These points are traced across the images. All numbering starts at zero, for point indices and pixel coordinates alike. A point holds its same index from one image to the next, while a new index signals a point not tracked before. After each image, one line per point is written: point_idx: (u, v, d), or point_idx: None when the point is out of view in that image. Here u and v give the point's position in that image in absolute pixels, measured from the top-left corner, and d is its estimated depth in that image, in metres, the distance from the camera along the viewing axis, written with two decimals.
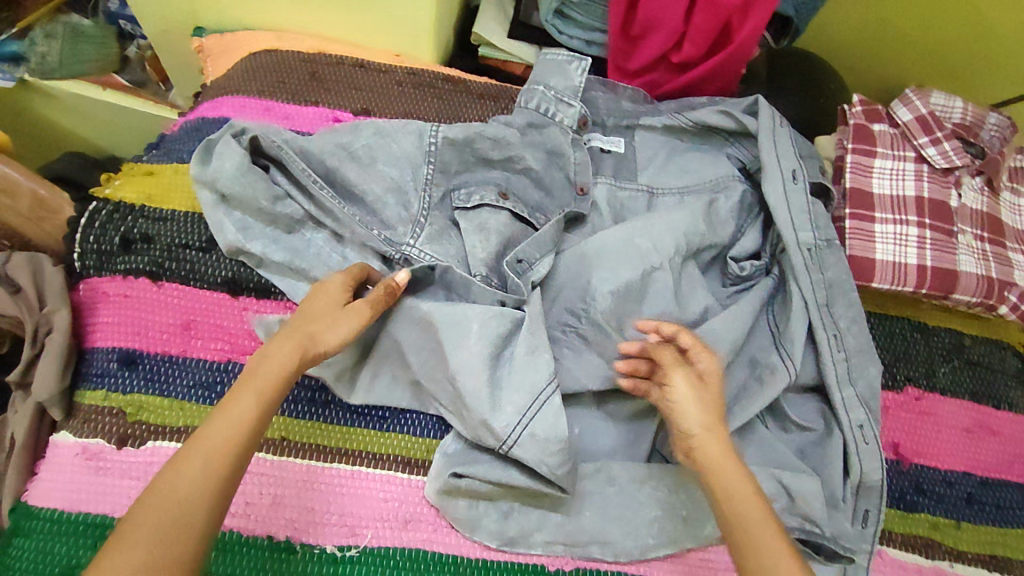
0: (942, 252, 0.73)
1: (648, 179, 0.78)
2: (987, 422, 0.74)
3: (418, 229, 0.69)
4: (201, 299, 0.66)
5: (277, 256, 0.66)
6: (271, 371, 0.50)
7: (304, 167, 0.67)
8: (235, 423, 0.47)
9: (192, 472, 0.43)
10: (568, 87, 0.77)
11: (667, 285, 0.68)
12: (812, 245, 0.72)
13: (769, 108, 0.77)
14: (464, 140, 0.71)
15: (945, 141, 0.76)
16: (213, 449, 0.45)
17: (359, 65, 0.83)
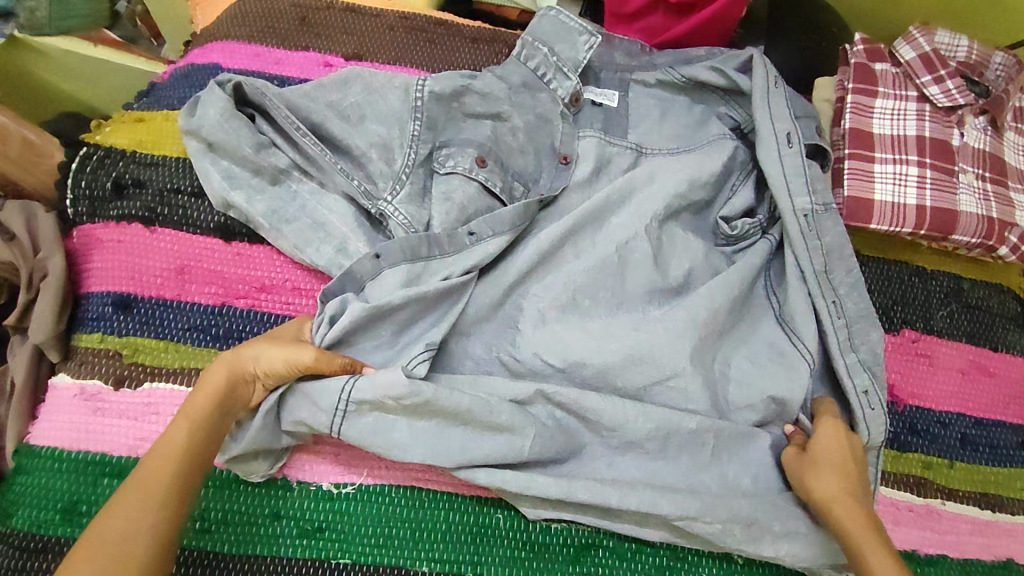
0: (943, 192, 0.72)
1: (638, 138, 0.77)
2: (982, 363, 0.74)
3: (398, 184, 0.67)
4: (194, 244, 0.66)
5: (262, 199, 0.66)
6: (200, 407, 0.53)
7: (288, 114, 0.66)
8: (165, 456, 0.49)
9: (127, 511, 0.46)
10: (569, 59, 0.75)
11: (647, 254, 0.69)
12: (809, 212, 0.70)
13: (764, 66, 0.77)
14: (451, 95, 0.69)
15: (948, 79, 0.74)
16: (147, 482, 0.47)
17: (349, 9, 0.81)
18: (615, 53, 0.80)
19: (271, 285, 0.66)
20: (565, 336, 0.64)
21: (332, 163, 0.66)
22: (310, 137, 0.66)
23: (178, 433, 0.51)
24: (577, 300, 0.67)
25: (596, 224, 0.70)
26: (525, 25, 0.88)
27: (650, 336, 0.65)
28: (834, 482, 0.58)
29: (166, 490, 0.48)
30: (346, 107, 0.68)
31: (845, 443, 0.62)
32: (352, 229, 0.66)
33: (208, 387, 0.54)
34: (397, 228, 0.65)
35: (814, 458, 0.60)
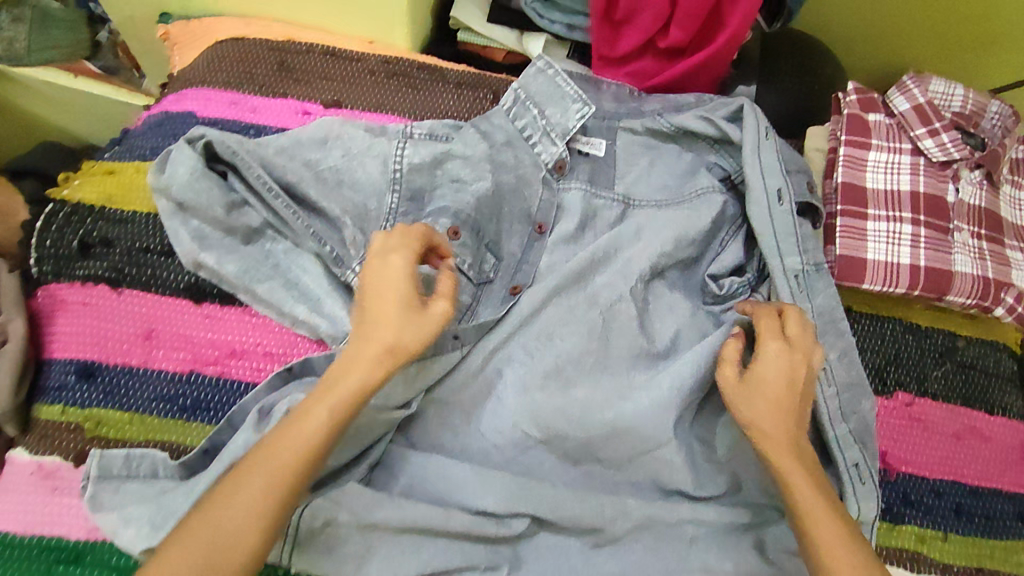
0: (938, 251, 0.70)
1: (625, 188, 0.74)
2: (978, 428, 0.72)
3: (369, 254, 0.64)
4: (164, 304, 0.64)
5: (233, 259, 0.63)
6: (352, 384, 0.51)
7: (261, 174, 0.64)
8: (294, 446, 0.49)
9: (254, 489, 0.47)
10: (557, 125, 0.72)
11: (631, 316, 0.67)
12: (799, 272, 0.68)
13: (755, 116, 0.75)
14: (431, 164, 0.68)
15: (942, 132, 0.72)
16: (280, 463, 0.48)
17: (329, 53, 0.78)
18: (603, 100, 0.78)
19: (241, 350, 0.64)
20: (548, 406, 0.62)
21: (303, 225, 0.64)
22: (281, 199, 0.64)
23: (315, 427, 0.50)
24: (561, 367, 0.64)
25: (579, 284, 0.68)
26: (512, 66, 0.85)
27: (634, 404, 0.63)
28: (771, 418, 0.57)
29: (292, 475, 0.48)
30: (325, 169, 0.66)
31: (787, 372, 0.59)
32: (326, 292, 0.64)
33: (360, 363, 0.52)
34: None
35: (754, 387, 0.58)
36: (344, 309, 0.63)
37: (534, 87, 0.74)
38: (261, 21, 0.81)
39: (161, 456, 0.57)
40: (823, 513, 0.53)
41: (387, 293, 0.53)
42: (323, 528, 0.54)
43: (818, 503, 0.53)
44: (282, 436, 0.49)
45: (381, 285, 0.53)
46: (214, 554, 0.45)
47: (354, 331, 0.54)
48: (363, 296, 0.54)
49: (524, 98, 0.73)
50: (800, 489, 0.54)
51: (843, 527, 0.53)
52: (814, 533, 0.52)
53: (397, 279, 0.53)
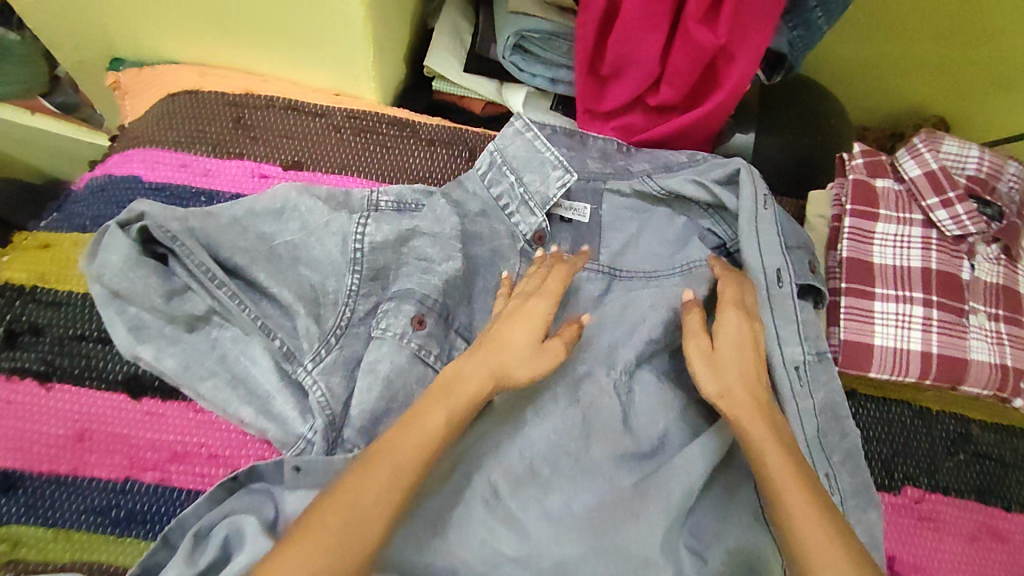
0: (951, 337, 0.64)
1: (611, 259, 0.69)
2: (995, 527, 0.66)
3: (324, 347, 0.59)
4: (98, 401, 0.58)
5: (173, 353, 0.57)
6: (462, 399, 0.52)
7: (203, 260, 0.57)
8: (419, 446, 0.49)
9: (375, 490, 0.46)
10: (536, 194, 0.66)
11: (614, 412, 0.62)
12: (801, 363, 0.62)
13: (752, 181, 0.68)
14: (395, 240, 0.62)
15: (957, 202, 0.66)
16: (400, 465, 0.47)
17: (291, 107, 0.71)
18: (588, 159, 0.72)
19: (183, 452, 0.58)
20: (520, 517, 0.57)
21: (252, 317, 0.58)
22: (227, 288, 0.58)
23: (438, 423, 0.50)
24: (536, 468, 0.60)
25: (558, 374, 0.63)
26: (491, 119, 0.79)
27: (616, 511, 0.58)
28: (735, 381, 0.56)
29: (410, 478, 0.48)
30: (280, 247, 0.61)
31: (750, 340, 0.58)
32: (278, 388, 0.58)
33: (472, 381, 0.53)
34: (313, 407, 0.57)
35: (717, 351, 0.58)
36: (296, 409, 0.58)
37: (511, 151, 0.67)
38: (217, 69, 0.74)
39: None
40: (788, 473, 0.50)
41: (519, 329, 0.56)
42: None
43: (783, 462, 0.51)
44: (400, 435, 0.49)
45: (515, 322, 0.57)
46: (335, 553, 0.43)
47: (468, 354, 0.56)
48: (488, 333, 0.57)
49: (500, 165, 0.67)
50: (766, 450, 0.52)
51: (811, 488, 0.50)
52: (779, 490, 0.49)
53: (536, 309, 0.58)
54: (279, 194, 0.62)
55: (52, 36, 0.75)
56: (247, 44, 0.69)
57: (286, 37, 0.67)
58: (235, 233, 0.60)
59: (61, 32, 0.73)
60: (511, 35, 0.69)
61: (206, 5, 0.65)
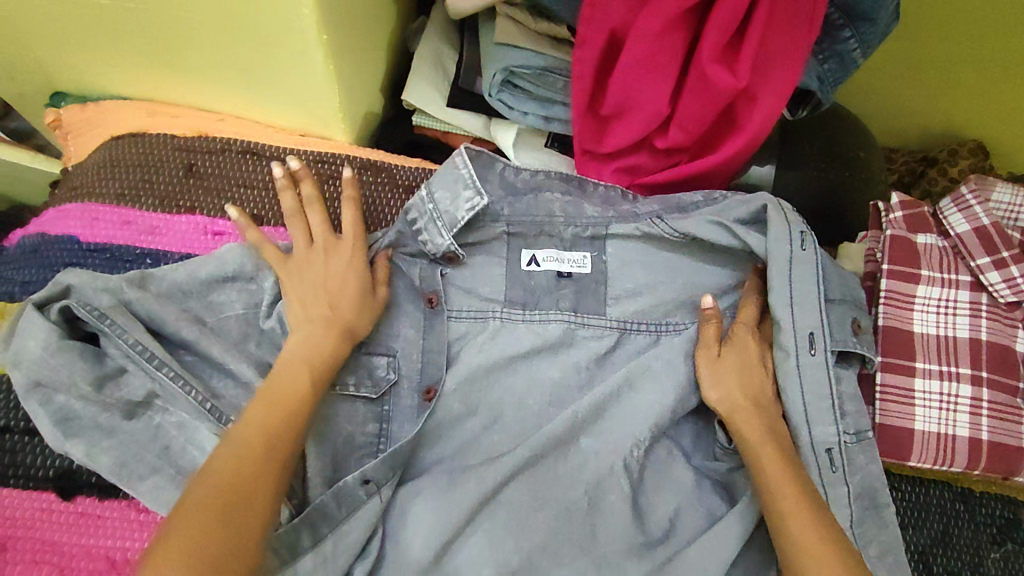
0: (1003, 420, 0.56)
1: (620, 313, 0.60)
2: None
3: None
4: (27, 502, 0.51)
5: (109, 450, 0.48)
6: (306, 358, 0.49)
7: (138, 338, 0.50)
8: (286, 411, 0.46)
9: (242, 463, 0.42)
10: (445, 214, 0.57)
11: (618, 502, 0.54)
12: (835, 446, 0.54)
13: (782, 219, 0.59)
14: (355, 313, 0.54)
15: (1012, 264, 0.58)
16: (269, 434, 0.44)
17: (249, 152, 0.64)
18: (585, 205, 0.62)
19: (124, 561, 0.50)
20: None
21: (201, 401, 0.50)
22: (168, 368, 0.50)
23: (300, 386, 0.47)
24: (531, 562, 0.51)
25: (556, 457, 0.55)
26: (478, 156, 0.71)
27: None
28: (735, 387, 0.54)
29: (281, 440, 0.44)
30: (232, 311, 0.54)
31: (755, 354, 0.56)
32: None
33: (312, 339, 0.50)
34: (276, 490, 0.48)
35: (720, 355, 0.56)
36: None
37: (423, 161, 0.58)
38: (168, 107, 0.66)
39: None
40: (789, 480, 0.48)
41: (315, 282, 0.52)
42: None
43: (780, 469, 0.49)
44: (267, 405, 0.46)
45: (329, 272, 0.53)
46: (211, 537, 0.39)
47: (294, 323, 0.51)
48: (291, 277, 0.53)
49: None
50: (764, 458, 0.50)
51: (812, 499, 0.48)
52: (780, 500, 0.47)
53: (342, 263, 0.54)
54: (230, 261, 0.54)
55: None
56: (202, 82, 0.62)
57: (241, 73, 0.59)
58: (174, 303, 0.52)
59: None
60: (499, 73, 0.62)
61: (152, 40, 0.57)
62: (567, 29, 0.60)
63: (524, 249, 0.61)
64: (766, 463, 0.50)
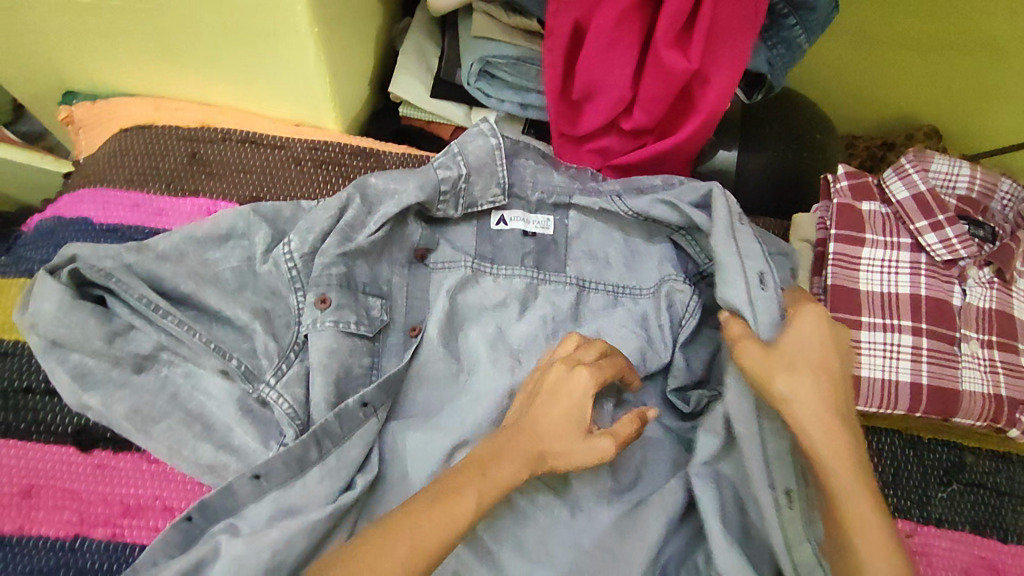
0: (941, 366, 0.61)
1: (578, 270, 0.68)
2: (990, 560, 0.63)
3: (284, 363, 0.56)
4: (46, 454, 0.56)
5: (122, 397, 0.54)
6: (484, 474, 0.48)
7: (145, 292, 0.55)
8: (447, 520, 0.45)
9: (391, 557, 0.42)
10: (469, 196, 0.65)
11: None
12: None
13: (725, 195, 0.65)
14: (345, 277, 0.59)
15: (947, 226, 0.63)
16: (423, 536, 0.44)
17: (249, 140, 0.69)
18: (553, 173, 0.70)
19: (137, 506, 0.55)
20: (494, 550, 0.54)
21: (205, 342, 0.55)
22: (173, 317, 0.55)
23: (467, 507, 0.46)
24: (512, 499, 0.56)
25: None
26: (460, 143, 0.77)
27: (595, 546, 0.55)
28: (814, 393, 0.48)
29: (433, 549, 0.44)
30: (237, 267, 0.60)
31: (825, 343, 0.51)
32: (236, 418, 0.55)
33: (507, 462, 0.49)
34: (280, 418, 0.54)
35: (793, 360, 0.50)
36: (258, 438, 0.54)
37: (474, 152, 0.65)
38: (172, 101, 0.72)
39: None
40: (873, 526, 0.45)
41: (556, 408, 0.52)
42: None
43: (863, 496, 0.46)
44: (427, 506, 0.45)
45: (553, 405, 0.53)
46: None
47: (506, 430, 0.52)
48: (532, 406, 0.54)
49: (455, 154, 0.64)
50: (845, 483, 0.47)
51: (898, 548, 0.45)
52: (857, 539, 0.45)
53: (579, 388, 0.53)
54: (224, 221, 0.60)
55: (4, 70, 0.72)
56: (204, 77, 0.67)
57: (239, 67, 0.65)
58: (175, 261, 0.58)
59: (13, 66, 0.71)
60: (476, 62, 0.68)
61: (158, 39, 0.62)
62: (537, 21, 0.66)
63: (495, 210, 0.68)
64: (842, 486, 0.47)
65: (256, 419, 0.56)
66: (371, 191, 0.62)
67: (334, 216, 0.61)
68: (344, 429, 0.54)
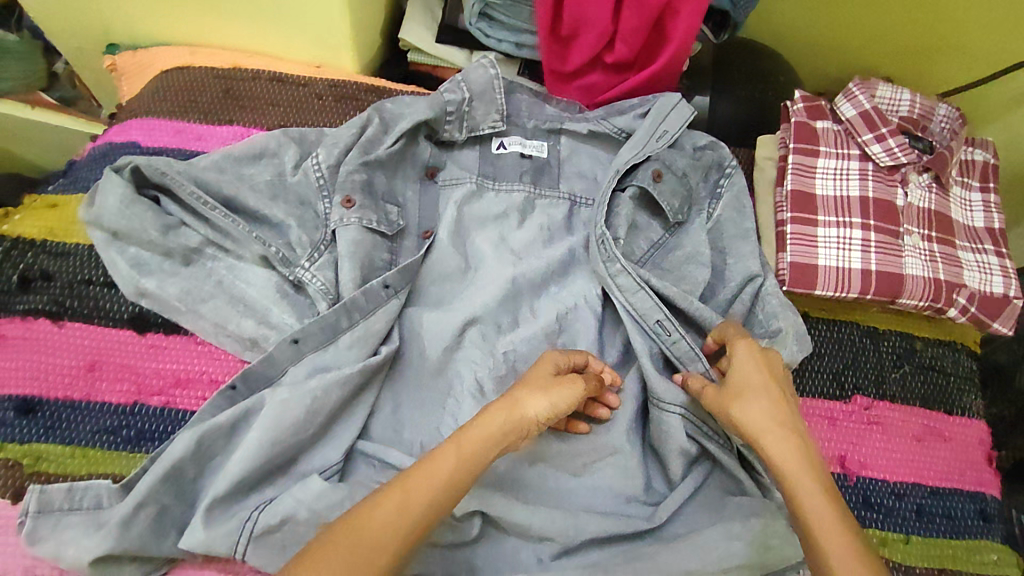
0: (887, 255, 0.70)
1: (570, 187, 0.76)
2: (937, 429, 0.72)
3: (317, 252, 0.65)
4: (106, 337, 0.63)
5: (175, 282, 0.62)
6: (474, 436, 0.50)
7: (195, 191, 0.63)
8: (438, 482, 0.47)
9: (385, 518, 0.45)
10: (472, 119, 0.74)
11: (588, 324, 0.68)
12: (754, 278, 0.68)
13: (663, 110, 0.74)
14: (365, 182, 0.67)
15: (889, 137, 0.72)
16: (414, 496, 0.46)
17: (276, 78, 0.78)
18: (545, 107, 0.78)
19: (187, 379, 0.63)
20: None
21: (247, 234, 0.64)
22: (218, 210, 0.63)
23: (446, 466, 0.48)
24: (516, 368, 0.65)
25: (535, 291, 0.69)
26: None
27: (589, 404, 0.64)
28: (762, 414, 0.53)
29: (422, 515, 0.46)
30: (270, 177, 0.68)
31: (766, 368, 0.57)
32: (274, 300, 0.63)
33: (491, 421, 0.52)
34: (314, 294, 0.62)
35: (741, 388, 0.56)
36: (294, 315, 0.63)
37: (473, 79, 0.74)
38: (206, 48, 0.81)
39: (105, 486, 0.56)
40: (830, 523, 0.46)
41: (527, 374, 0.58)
42: (280, 525, 0.53)
43: (823, 502, 0.47)
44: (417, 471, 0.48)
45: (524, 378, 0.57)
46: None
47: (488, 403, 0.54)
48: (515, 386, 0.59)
49: (458, 81, 0.73)
50: (807, 492, 0.48)
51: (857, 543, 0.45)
52: (819, 535, 0.46)
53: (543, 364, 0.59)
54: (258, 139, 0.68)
55: (53, 23, 0.80)
56: (236, 23, 0.76)
57: (267, 11, 0.74)
58: (217, 171, 0.65)
59: (61, 19, 0.79)
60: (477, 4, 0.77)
61: None
62: None
63: (495, 137, 0.76)
64: (803, 493, 0.48)
65: (292, 302, 0.64)
66: (387, 114, 0.71)
67: (357, 133, 0.69)
68: (371, 305, 0.63)
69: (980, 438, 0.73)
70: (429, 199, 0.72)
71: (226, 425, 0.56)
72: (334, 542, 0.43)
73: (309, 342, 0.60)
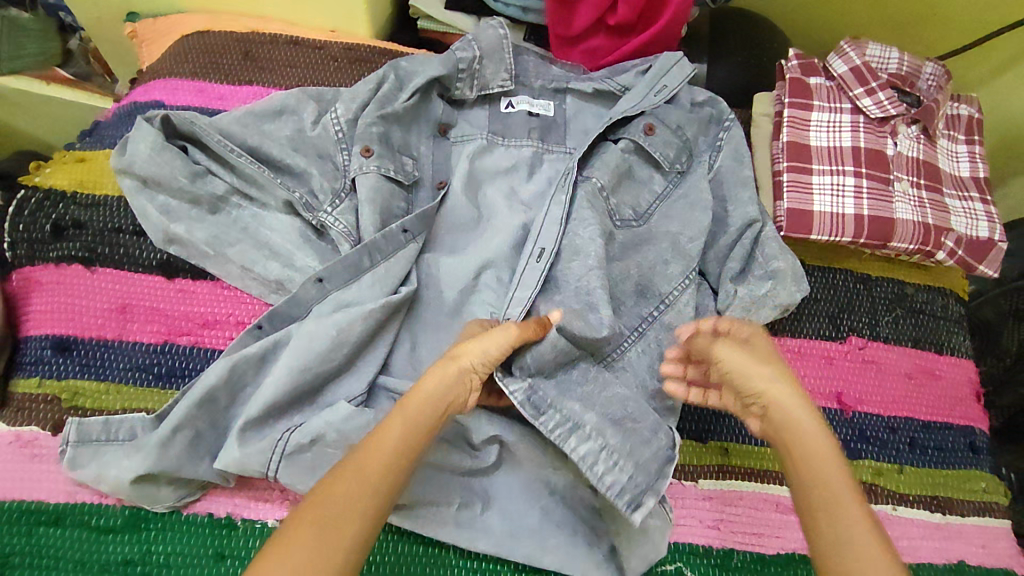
0: (878, 201, 0.74)
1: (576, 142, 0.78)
2: (929, 367, 0.76)
3: (338, 198, 0.68)
4: (135, 281, 0.66)
5: (203, 227, 0.65)
6: (417, 404, 0.50)
7: (222, 140, 0.67)
8: (391, 449, 0.46)
9: (347, 490, 0.43)
10: (481, 78, 0.77)
11: None
12: (753, 222, 0.72)
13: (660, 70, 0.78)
14: (381, 132, 0.70)
15: (879, 91, 0.76)
16: (371, 466, 0.45)
17: (292, 42, 0.81)
18: (552, 66, 0.81)
19: (214, 320, 0.66)
20: None
21: (271, 182, 0.67)
22: (244, 157, 0.67)
23: (394, 436, 0.47)
24: None
25: None
26: None
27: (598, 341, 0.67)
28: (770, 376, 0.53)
29: (383, 484, 0.44)
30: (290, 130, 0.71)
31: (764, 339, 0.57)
32: (298, 244, 0.66)
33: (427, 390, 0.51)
34: (337, 236, 0.66)
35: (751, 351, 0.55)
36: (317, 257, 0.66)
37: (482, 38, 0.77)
38: (223, 15, 0.84)
39: (140, 417, 0.58)
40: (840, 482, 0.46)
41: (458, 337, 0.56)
42: (310, 445, 0.56)
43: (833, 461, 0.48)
44: (367, 445, 0.46)
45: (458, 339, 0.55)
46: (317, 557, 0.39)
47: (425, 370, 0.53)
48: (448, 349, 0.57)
49: (468, 40, 0.76)
50: (815, 451, 0.48)
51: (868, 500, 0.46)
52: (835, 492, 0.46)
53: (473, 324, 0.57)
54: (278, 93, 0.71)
55: None
56: None
57: None
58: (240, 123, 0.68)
59: None
60: None
61: None
62: None
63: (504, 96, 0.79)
64: (811, 453, 0.48)
65: (314, 247, 0.67)
66: (401, 72, 0.74)
67: (373, 89, 0.72)
68: (390, 247, 0.66)
69: (969, 377, 0.77)
70: (441, 153, 0.76)
71: (256, 356, 0.60)
72: (308, 515, 0.41)
73: (332, 281, 0.63)
